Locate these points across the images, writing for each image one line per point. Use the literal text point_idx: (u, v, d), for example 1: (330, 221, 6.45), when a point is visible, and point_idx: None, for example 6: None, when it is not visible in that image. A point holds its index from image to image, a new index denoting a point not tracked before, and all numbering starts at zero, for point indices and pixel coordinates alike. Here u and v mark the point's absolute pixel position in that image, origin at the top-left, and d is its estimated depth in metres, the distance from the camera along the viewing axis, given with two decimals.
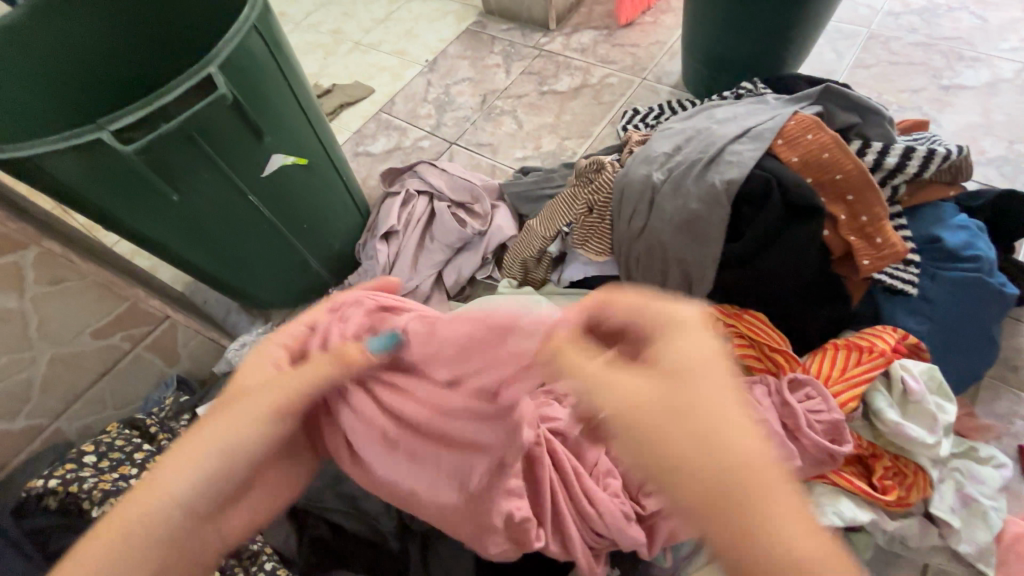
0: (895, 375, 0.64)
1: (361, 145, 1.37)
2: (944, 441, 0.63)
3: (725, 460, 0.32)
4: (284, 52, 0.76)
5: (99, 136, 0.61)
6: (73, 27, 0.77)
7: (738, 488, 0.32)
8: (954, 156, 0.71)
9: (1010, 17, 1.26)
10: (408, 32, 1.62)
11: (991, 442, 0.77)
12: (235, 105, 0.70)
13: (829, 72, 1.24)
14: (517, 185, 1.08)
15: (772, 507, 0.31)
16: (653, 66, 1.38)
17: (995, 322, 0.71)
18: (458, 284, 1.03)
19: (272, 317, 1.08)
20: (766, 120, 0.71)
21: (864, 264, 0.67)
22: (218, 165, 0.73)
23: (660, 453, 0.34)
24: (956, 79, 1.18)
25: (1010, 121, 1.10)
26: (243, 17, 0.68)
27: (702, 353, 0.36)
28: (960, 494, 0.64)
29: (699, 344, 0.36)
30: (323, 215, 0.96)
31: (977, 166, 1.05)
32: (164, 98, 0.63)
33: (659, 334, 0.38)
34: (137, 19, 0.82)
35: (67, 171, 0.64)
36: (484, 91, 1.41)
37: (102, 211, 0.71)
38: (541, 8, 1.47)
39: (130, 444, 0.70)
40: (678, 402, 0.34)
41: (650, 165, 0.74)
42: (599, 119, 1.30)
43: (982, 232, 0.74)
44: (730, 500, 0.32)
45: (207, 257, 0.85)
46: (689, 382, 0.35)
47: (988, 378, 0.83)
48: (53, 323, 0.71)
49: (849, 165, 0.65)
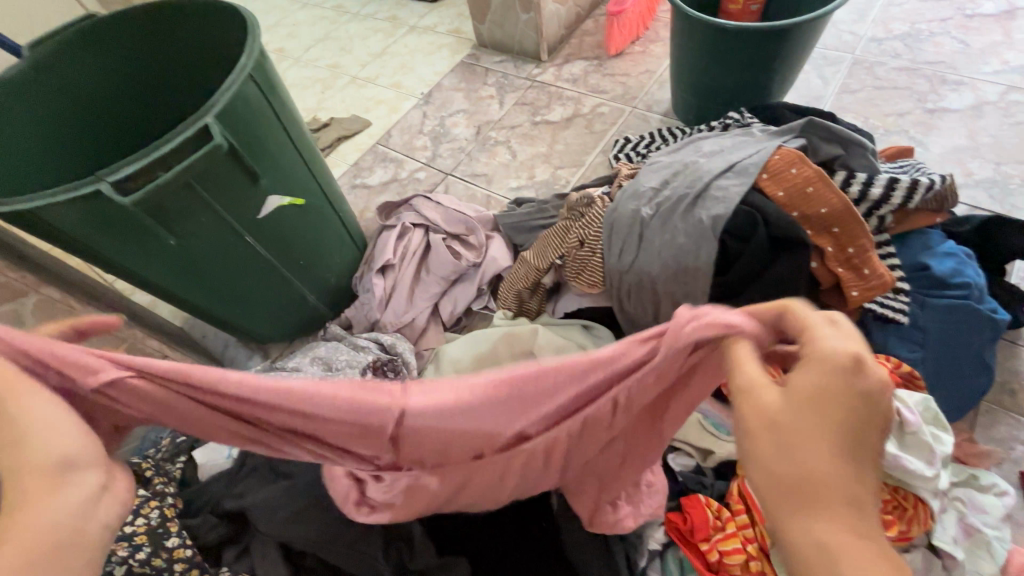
0: (891, 407, 0.63)
1: (359, 177, 1.39)
2: (943, 472, 0.63)
3: (817, 463, 0.31)
4: (280, 97, 0.79)
5: (99, 188, 0.63)
6: (75, 76, 0.80)
7: (809, 473, 0.31)
8: (936, 185, 0.73)
9: (991, 40, 1.29)
10: (404, 65, 1.65)
11: (992, 469, 0.77)
12: (233, 151, 0.72)
13: (815, 98, 1.26)
14: (511, 216, 1.09)
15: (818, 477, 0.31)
16: (644, 94, 1.41)
17: (988, 349, 0.72)
18: (454, 316, 1.03)
19: (271, 351, 1.09)
20: (751, 155, 0.72)
21: (852, 295, 0.67)
22: (215, 209, 0.75)
23: (774, 449, 0.32)
24: (940, 103, 1.20)
25: (996, 142, 1.12)
26: (240, 68, 0.70)
27: (810, 461, 0.31)
28: (963, 525, 0.68)
29: (807, 460, 0.31)
30: (320, 251, 0.98)
31: (965, 189, 1.06)
32: (161, 150, 0.64)
33: (797, 447, 0.32)
34: (137, 65, 0.84)
35: (68, 221, 0.65)
36: (479, 122, 1.44)
37: (104, 256, 0.72)
38: (533, 41, 1.51)
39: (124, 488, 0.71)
40: (804, 426, 0.32)
41: (639, 200, 0.76)
42: (590, 147, 1.32)
43: (970, 259, 0.75)
44: (811, 479, 0.31)
45: (206, 296, 0.86)
46: (805, 462, 0.32)
47: (985, 402, 0.83)
48: None
49: (834, 198, 0.66)
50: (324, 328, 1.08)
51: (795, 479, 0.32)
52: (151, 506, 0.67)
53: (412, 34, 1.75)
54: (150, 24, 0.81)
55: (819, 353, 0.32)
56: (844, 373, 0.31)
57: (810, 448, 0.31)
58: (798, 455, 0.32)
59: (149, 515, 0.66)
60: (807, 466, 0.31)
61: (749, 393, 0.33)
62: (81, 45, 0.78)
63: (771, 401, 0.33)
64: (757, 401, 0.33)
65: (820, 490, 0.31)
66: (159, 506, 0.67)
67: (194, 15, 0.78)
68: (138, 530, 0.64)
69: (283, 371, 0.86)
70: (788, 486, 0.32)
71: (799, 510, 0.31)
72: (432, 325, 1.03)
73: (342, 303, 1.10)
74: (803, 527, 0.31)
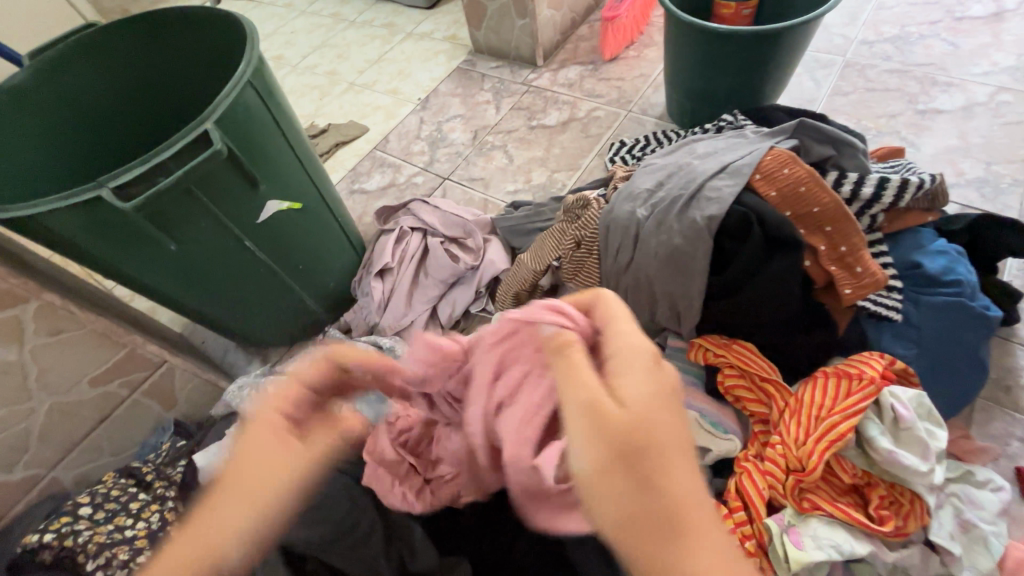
0: (885, 403, 0.64)
1: (357, 183, 1.40)
2: (937, 467, 0.63)
3: (667, 490, 0.38)
4: (278, 103, 0.80)
5: (99, 194, 0.63)
6: (75, 84, 0.81)
7: (668, 500, 0.37)
8: (926, 184, 0.74)
9: (980, 42, 1.30)
10: (401, 71, 1.67)
11: (988, 465, 0.78)
12: (231, 156, 0.73)
13: (807, 100, 1.28)
14: (509, 219, 1.10)
15: (676, 503, 0.37)
16: (639, 98, 1.42)
17: (982, 345, 0.73)
18: (452, 319, 1.04)
19: (270, 356, 1.10)
20: (744, 156, 0.73)
21: (846, 293, 0.68)
22: (215, 214, 0.75)
23: (635, 480, 0.37)
24: (931, 104, 1.21)
25: (987, 142, 1.13)
26: (239, 74, 0.71)
27: (672, 486, 0.38)
28: (960, 520, 0.69)
29: (666, 485, 0.38)
30: (319, 256, 0.98)
31: (957, 189, 1.08)
32: (161, 156, 0.65)
33: (660, 474, 0.38)
34: (136, 73, 0.85)
35: (68, 226, 0.66)
36: (476, 127, 1.45)
37: (104, 261, 0.73)
38: (528, 46, 1.53)
39: (126, 494, 0.71)
40: (645, 456, 0.38)
41: (634, 201, 0.77)
42: (586, 151, 1.34)
43: (961, 256, 0.76)
44: (666, 505, 0.37)
45: (206, 300, 0.86)
46: (665, 495, 0.37)
47: (981, 399, 0.84)
48: (52, 372, 0.72)
49: (826, 198, 0.67)
50: (323, 332, 1.09)
51: (660, 513, 0.37)
52: (151, 509, 0.70)
53: (409, 40, 1.77)
54: (150, 32, 0.81)
55: (631, 351, 0.43)
56: (665, 392, 0.40)
57: (665, 477, 0.38)
58: (663, 484, 0.38)
59: (150, 519, 0.69)
60: (663, 496, 0.37)
61: (599, 412, 0.39)
62: (81, 54, 0.79)
63: (623, 420, 0.38)
64: (592, 400, 0.39)
65: (676, 519, 0.37)
66: (159, 510, 0.71)
67: (193, 23, 0.79)
68: (137, 534, 0.67)
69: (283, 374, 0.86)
70: (653, 522, 0.37)
71: (645, 493, 0.37)
72: (430, 328, 1.04)
73: (341, 307, 1.11)
74: (668, 556, 0.36)
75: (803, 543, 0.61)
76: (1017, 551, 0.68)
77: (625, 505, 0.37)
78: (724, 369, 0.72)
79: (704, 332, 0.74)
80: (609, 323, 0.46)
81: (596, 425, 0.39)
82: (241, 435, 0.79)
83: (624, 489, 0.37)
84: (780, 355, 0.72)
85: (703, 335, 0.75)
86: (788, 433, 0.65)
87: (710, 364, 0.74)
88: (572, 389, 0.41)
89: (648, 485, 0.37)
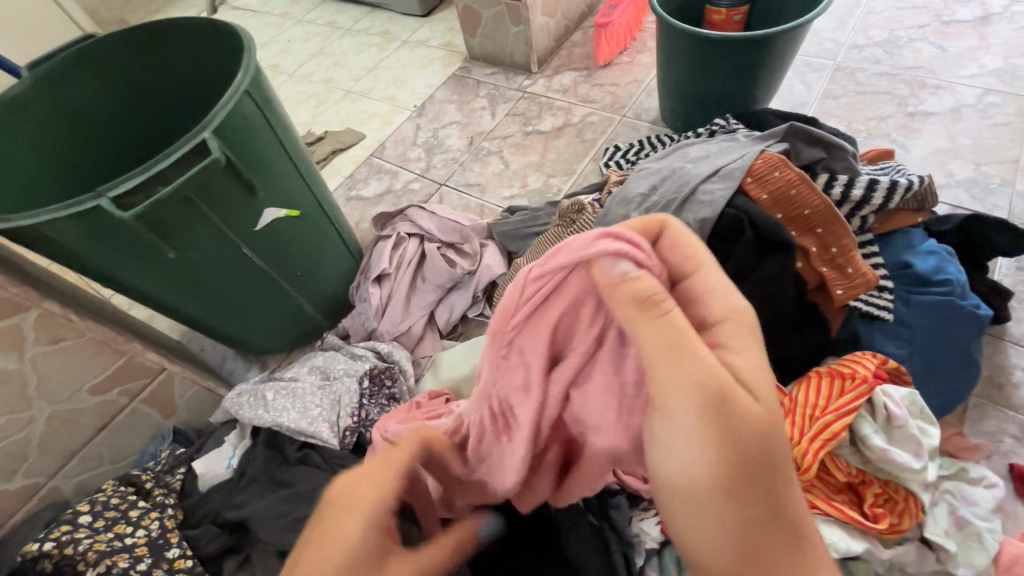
0: (878, 402, 0.65)
1: (353, 189, 1.41)
2: (930, 465, 0.64)
3: (794, 508, 0.36)
4: (276, 112, 0.81)
5: (99, 203, 0.64)
6: (74, 95, 0.82)
7: (793, 521, 0.35)
8: (915, 186, 0.75)
9: (968, 45, 1.33)
10: (397, 79, 1.68)
11: (981, 462, 0.78)
12: (230, 165, 0.73)
13: (799, 104, 1.29)
14: (505, 224, 1.11)
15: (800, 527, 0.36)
16: (632, 103, 1.44)
17: (972, 343, 0.74)
18: (450, 323, 1.04)
19: (269, 362, 1.10)
20: (736, 159, 0.74)
21: (838, 293, 0.69)
22: (213, 222, 0.76)
23: (763, 498, 0.34)
24: (921, 106, 1.23)
25: (975, 143, 1.15)
26: (237, 84, 0.72)
27: (795, 506, 0.36)
28: (954, 517, 0.69)
29: (789, 503, 0.35)
30: (317, 262, 0.99)
31: (946, 189, 1.09)
32: (160, 164, 0.66)
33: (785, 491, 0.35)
34: (133, 84, 0.86)
35: (67, 235, 0.66)
36: (472, 133, 1.47)
37: (103, 270, 0.73)
38: (523, 53, 1.54)
39: (125, 502, 0.69)
40: (773, 467, 0.35)
41: (628, 206, 0.78)
42: (581, 156, 1.35)
43: (951, 256, 0.77)
44: (790, 525, 0.35)
45: (205, 308, 0.87)
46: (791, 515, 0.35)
47: (974, 397, 0.84)
48: (50, 382, 0.72)
49: (816, 200, 0.68)
50: (321, 338, 1.09)
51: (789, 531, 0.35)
52: (150, 517, 0.69)
53: (405, 48, 1.78)
54: (147, 44, 0.82)
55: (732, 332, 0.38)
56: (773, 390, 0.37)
57: (790, 496, 0.35)
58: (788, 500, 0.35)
59: (149, 526, 0.68)
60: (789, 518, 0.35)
61: (730, 409, 0.34)
62: (79, 65, 0.80)
63: (751, 419, 0.34)
64: (718, 387, 0.34)
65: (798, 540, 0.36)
66: (159, 517, 0.70)
67: (190, 35, 0.80)
68: (137, 542, 0.66)
69: (281, 380, 0.87)
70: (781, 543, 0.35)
71: (761, 503, 0.35)
72: (428, 334, 1.04)
73: (339, 313, 1.11)
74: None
75: None
76: (1011, 547, 0.68)
77: (727, 507, 0.34)
78: None
79: None
80: (692, 282, 0.41)
81: (723, 420, 0.34)
82: (241, 443, 0.81)
83: (755, 508, 0.34)
84: (773, 356, 0.73)
85: None
86: None
87: None
88: (675, 367, 0.36)
89: (776, 500, 0.35)
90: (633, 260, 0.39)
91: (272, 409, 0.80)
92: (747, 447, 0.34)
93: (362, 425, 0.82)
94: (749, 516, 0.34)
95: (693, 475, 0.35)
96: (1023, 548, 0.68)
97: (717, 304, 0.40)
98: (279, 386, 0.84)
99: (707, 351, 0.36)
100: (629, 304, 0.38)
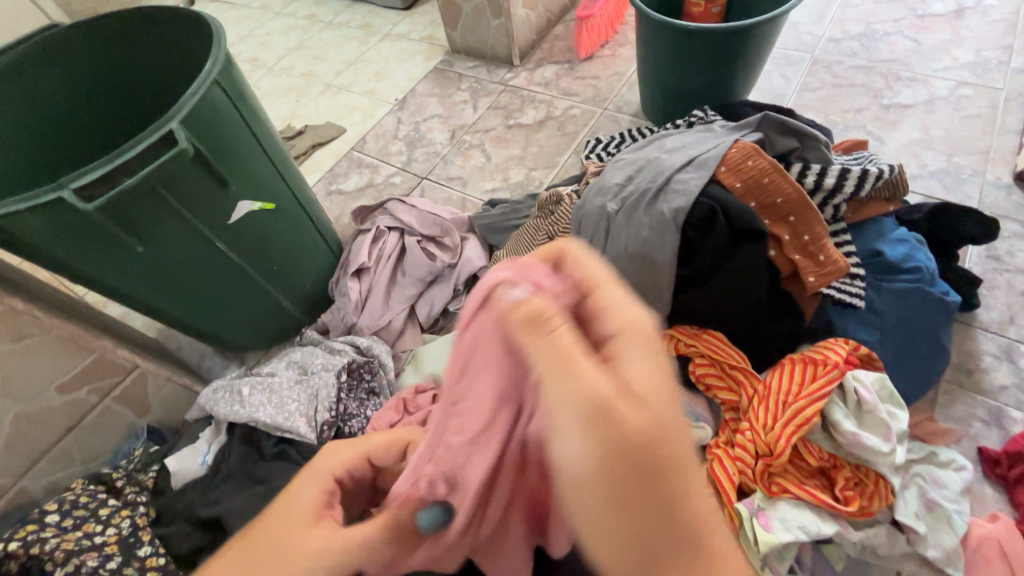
0: (849, 387, 0.66)
1: (334, 184, 1.39)
2: (899, 448, 0.65)
3: (688, 507, 0.32)
4: (248, 102, 0.79)
5: (61, 195, 0.62)
6: (37, 86, 0.80)
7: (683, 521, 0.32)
8: (886, 174, 0.76)
9: (942, 38, 1.35)
10: (378, 72, 1.66)
11: (951, 446, 0.80)
12: (199, 156, 0.72)
13: (777, 97, 1.30)
14: (486, 217, 1.10)
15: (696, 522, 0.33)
16: (614, 96, 1.44)
17: (942, 330, 0.75)
18: (431, 317, 1.04)
19: (248, 359, 1.09)
20: (711, 149, 0.74)
21: (810, 281, 0.70)
22: (183, 215, 0.74)
23: (646, 496, 0.31)
24: (895, 99, 1.25)
25: (948, 135, 1.17)
26: (205, 73, 0.71)
27: (689, 497, 0.32)
28: (925, 500, 0.71)
29: (687, 492, 0.32)
30: (294, 257, 0.98)
31: (920, 180, 1.11)
32: (124, 155, 0.64)
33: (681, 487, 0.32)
34: (100, 75, 0.84)
35: (29, 230, 0.65)
36: (453, 126, 1.46)
37: (69, 265, 0.72)
38: (504, 46, 1.54)
39: (94, 501, 0.70)
40: (653, 473, 0.31)
41: (604, 196, 0.78)
42: (563, 149, 1.35)
43: (920, 244, 0.79)
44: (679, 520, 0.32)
45: (178, 304, 0.85)
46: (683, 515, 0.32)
47: (945, 382, 0.86)
48: (16, 381, 0.71)
49: (788, 189, 0.69)
50: (300, 334, 1.08)
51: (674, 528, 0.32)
52: (121, 515, 0.70)
53: (386, 41, 1.76)
54: (113, 34, 0.81)
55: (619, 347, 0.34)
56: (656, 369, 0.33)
57: (691, 480, 0.32)
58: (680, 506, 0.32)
59: (120, 524, 0.68)
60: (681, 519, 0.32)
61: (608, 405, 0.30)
62: (43, 56, 0.78)
63: (632, 418, 0.30)
64: (600, 395, 0.30)
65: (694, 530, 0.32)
66: (130, 515, 0.70)
67: (158, 24, 0.79)
68: (107, 540, 0.66)
69: (258, 376, 0.86)
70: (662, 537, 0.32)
71: (654, 506, 0.31)
72: (408, 328, 1.03)
73: (318, 308, 1.10)
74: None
75: (771, 526, 0.63)
76: (979, 528, 0.70)
77: (616, 505, 0.31)
78: (695, 358, 0.73)
79: (675, 323, 0.76)
80: (592, 295, 0.37)
81: (602, 424, 0.30)
82: (217, 440, 0.79)
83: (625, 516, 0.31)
84: (748, 344, 0.74)
85: (675, 326, 0.76)
86: (756, 419, 0.67)
87: (682, 354, 0.75)
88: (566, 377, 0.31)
89: (662, 505, 0.31)
90: (524, 288, 0.36)
91: (249, 404, 0.79)
92: (633, 439, 0.30)
93: (340, 420, 0.81)
94: (620, 522, 0.31)
95: (573, 462, 0.31)
96: (989, 529, 0.70)
97: (604, 324, 0.36)
98: (255, 382, 0.83)
99: (594, 363, 0.32)
100: (519, 327, 0.33)
